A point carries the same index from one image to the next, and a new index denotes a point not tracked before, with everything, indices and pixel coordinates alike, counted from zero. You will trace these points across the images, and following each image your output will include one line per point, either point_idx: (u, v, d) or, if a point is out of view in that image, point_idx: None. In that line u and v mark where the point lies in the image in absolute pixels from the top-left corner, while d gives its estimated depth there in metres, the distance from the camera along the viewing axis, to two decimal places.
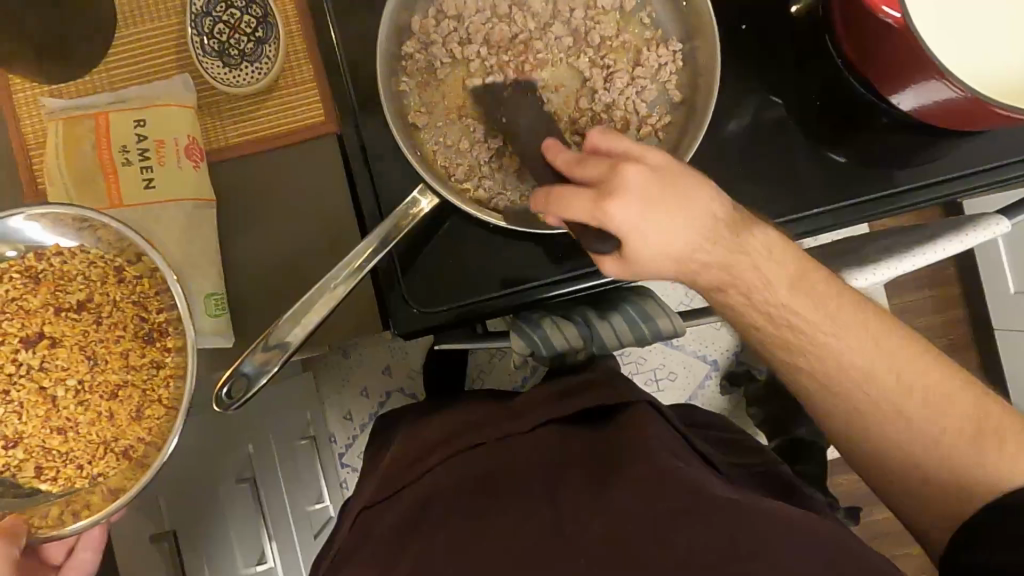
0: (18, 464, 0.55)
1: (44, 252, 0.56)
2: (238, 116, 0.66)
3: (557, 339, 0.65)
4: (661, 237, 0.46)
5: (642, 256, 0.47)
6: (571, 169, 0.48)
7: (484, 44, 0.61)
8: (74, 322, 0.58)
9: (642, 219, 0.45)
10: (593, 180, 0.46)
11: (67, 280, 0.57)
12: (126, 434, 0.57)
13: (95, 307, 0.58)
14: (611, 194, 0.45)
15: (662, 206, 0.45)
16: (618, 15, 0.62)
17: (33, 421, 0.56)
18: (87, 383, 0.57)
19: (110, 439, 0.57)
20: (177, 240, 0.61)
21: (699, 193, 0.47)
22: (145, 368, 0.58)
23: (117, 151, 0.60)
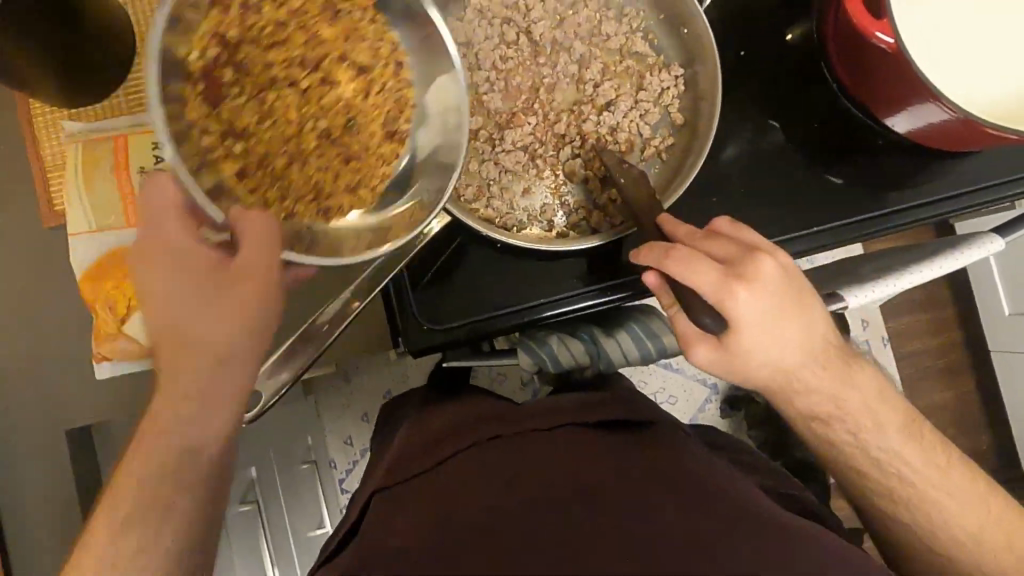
0: (240, 172, 0.50)
1: (397, 57, 0.56)
2: None
3: (565, 355, 0.66)
4: (774, 342, 0.47)
5: (744, 353, 0.47)
6: (696, 240, 0.49)
7: (492, 69, 0.63)
8: (323, 117, 0.54)
9: (765, 313, 0.46)
10: (722, 259, 0.48)
11: (368, 71, 0.55)
12: (337, 199, 0.55)
13: (345, 113, 0.56)
14: (741, 280, 0.46)
15: (783, 311, 0.47)
16: (622, 41, 0.64)
17: (277, 155, 0.52)
18: (331, 137, 0.55)
19: (323, 195, 0.54)
20: None
21: (814, 310, 0.49)
22: (374, 158, 0.57)
23: (136, 173, 0.62)
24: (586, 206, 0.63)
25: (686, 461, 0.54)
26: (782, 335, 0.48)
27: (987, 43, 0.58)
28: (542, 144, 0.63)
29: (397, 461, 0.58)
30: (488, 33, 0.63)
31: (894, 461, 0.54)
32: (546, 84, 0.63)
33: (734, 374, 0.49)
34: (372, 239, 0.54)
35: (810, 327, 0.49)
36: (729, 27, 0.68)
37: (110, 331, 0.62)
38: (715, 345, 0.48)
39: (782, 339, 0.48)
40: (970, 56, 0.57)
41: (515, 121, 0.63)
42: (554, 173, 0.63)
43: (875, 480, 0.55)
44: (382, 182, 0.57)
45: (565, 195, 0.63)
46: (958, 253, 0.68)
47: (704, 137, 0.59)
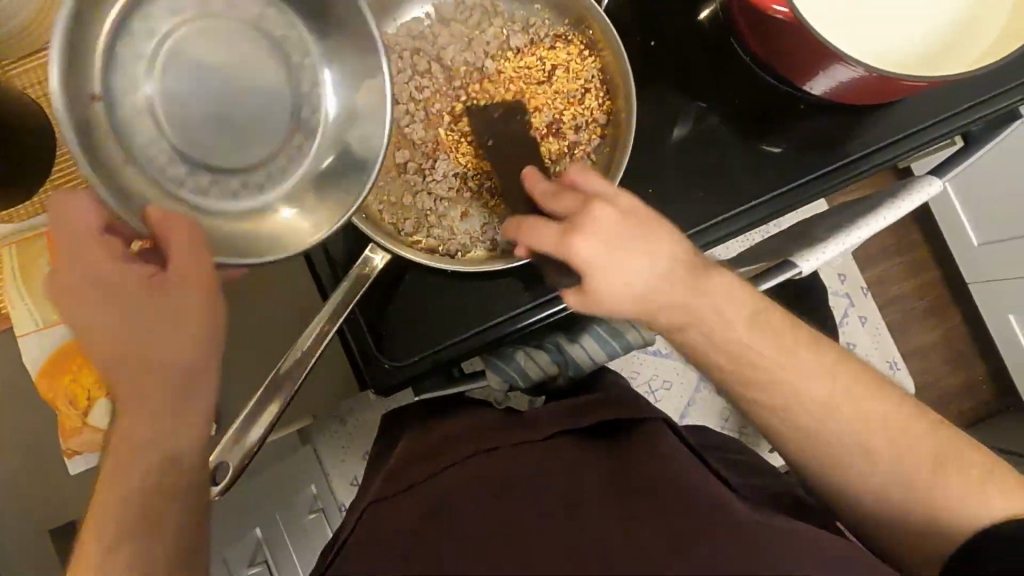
0: (417, 158, 0.63)
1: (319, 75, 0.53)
2: None
3: (532, 368, 0.66)
4: (622, 278, 0.48)
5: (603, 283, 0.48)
6: (546, 200, 0.52)
7: (410, 101, 0.64)
8: (504, 66, 0.65)
9: (603, 254, 0.47)
10: (567, 215, 0.50)
11: (499, 53, 0.65)
12: (520, 151, 0.64)
13: (506, 93, 0.65)
14: (575, 232, 0.47)
15: (618, 253, 0.47)
16: (534, 53, 0.65)
17: (486, 121, 0.64)
18: (480, 95, 0.64)
19: (510, 138, 0.64)
20: None
21: (660, 237, 0.49)
22: (545, 130, 0.64)
23: None
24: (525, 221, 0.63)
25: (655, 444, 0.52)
26: (636, 275, 0.48)
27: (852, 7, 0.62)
28: (471, 165, 0.63)
29: (397, 467, 0.55)
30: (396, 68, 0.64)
31: (853, 441, 0.55)
32: (467, 109, 0.64)
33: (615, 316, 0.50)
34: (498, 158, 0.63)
35: (665, 258, 0.49)
36: (638, 18, 0.69)
37: (76, 425, 0.64)
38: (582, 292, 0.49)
39: (628, 266, 0.48)
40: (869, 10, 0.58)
41: (445, 149, 0.64)
42: (489, 194, 0.63)
43: (838, 448, 0.55)
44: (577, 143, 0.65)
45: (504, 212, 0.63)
46: (900, 201, 0.69)
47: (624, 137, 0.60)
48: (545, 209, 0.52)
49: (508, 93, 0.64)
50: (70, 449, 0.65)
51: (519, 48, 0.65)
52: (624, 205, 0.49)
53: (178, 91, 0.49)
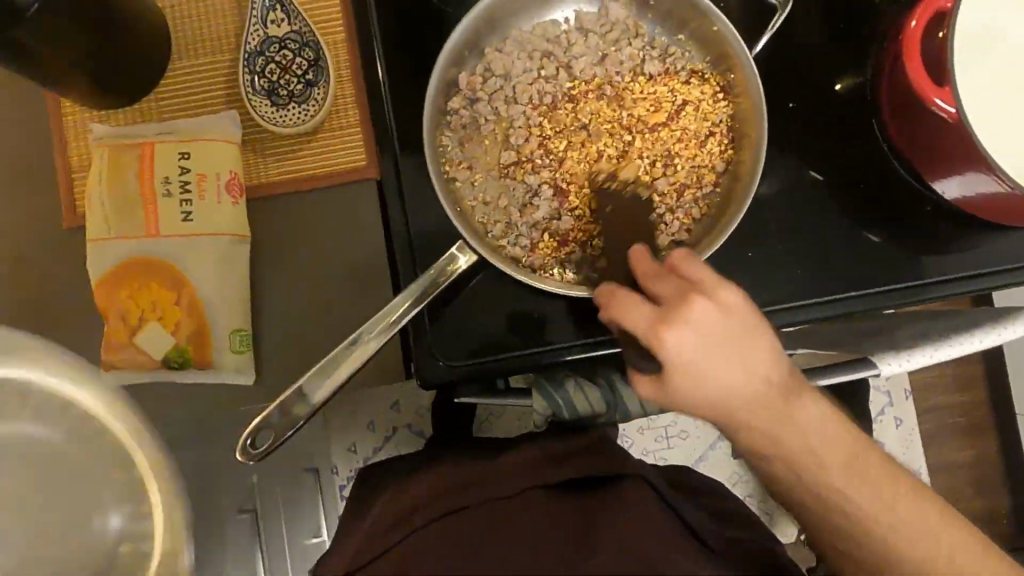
0: (518, 163, 0.61)
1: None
2: (282, 155, 0.63)
3: (581, 401, 0.63)
4: (704, 379, 0.42)
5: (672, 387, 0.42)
6: (649, 280, 0.46)
7: (529, 104, 0.62)
8: (630, 91, 0.63)
9: (699, 354, 0.41)
10: (663, 299, 0.44)
11: (630, 77, 0.63)
12: (624, 181, 0.61)
13: (624, 118, 0.62)
14: (669, 322, 0.42)
15: (712, 351, 0.42)
16: (666, 84, 0.63)
17: (598, 143, 0.61)
18: (598, 114, 0.62)
19: (618, 165, 0.62)
20: (215, 277, 0.60)
21: (761, 348, 0.43)
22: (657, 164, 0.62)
23: (161, 181, 0.61)
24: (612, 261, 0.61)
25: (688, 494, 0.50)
26: (713, 384, 0.42)
27: None
28: (574, 182, 0.61)
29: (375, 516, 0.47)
30: (519, 63, 0.62)
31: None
32: (583, 128, 0.62)
33: (681, 407, 0.44)
34: (600, 182, 0.61)
35: (749, 371, 0.43)
36: (780, 71, 0.65)
37: (121, 340, 0.59)
38: (655, 381, 0.44)
39: (728, 362, 0.42)
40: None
41: (551, 160, 0.61)
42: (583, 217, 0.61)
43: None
44: (686, 186, 0.62)
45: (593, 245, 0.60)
46: (1002, 327, 0.65)
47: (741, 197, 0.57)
48: (645, 290, 0.47)
49: (593, 148, 0.61)
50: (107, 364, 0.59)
51: (652, 75, 0.63)
52: (726, 302, 0.42)
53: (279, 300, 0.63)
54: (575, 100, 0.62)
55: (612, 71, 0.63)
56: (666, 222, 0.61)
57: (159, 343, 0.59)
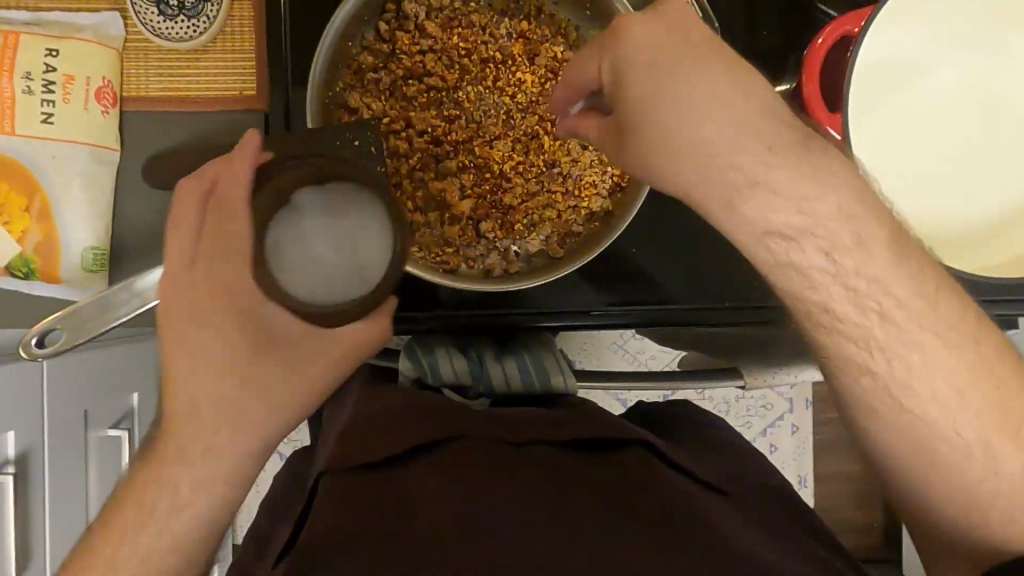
0: (412, 120, 0.58)
1: None
2: (166, 68, 0.59)
3: (446, 370, 0.64)
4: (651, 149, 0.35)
5: (324, 265, 0.44)
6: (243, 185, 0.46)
7: (439, 59, 0.58)
8: (545, 63, 0.58)
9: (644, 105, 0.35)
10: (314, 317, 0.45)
11: (549, 45, 0.58)
12: (519, 158, 0.59)
13: (530, 91, 0.58)
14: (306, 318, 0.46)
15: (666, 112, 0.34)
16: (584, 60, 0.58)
17: (500, 114, 0.58)
18: (505, 83, 0.58)
19: (516, 141, 0.59)
20: (72, 189, 0.57)
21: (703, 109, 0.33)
22: (557, 146, 0.59)
23: (19, 79, 0.55)
24: (498, 250, 0.59)
25: (532, 469, 0.49)
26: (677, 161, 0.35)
27: (958, 150, 0.53)
28: (468, 153, 0.58)
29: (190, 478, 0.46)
30: (423, 21, 0.57)
31: None
32: (484, 105, 0.58)
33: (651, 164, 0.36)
34: (493, 157, 0.59)
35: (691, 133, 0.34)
36: None
37: None
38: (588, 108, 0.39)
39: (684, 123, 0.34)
40: (925, 174, 0.52)
41: (450, 124, 0.58)
42: (472, 192, 0.59)
43: None
44: (582, 176, 0.59)
45: (482, 232, 0.59)
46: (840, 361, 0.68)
47: (630, 206, 0.55)
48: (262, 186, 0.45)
49: (493, 118, 0.58)
50: None
51: (571, 49, 0.58)
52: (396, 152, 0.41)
53: (137, 223, 0.59)
54: (487, 63, 0.58)
55: (534, 40, 0.58)
56: (554, 212, 0.59)
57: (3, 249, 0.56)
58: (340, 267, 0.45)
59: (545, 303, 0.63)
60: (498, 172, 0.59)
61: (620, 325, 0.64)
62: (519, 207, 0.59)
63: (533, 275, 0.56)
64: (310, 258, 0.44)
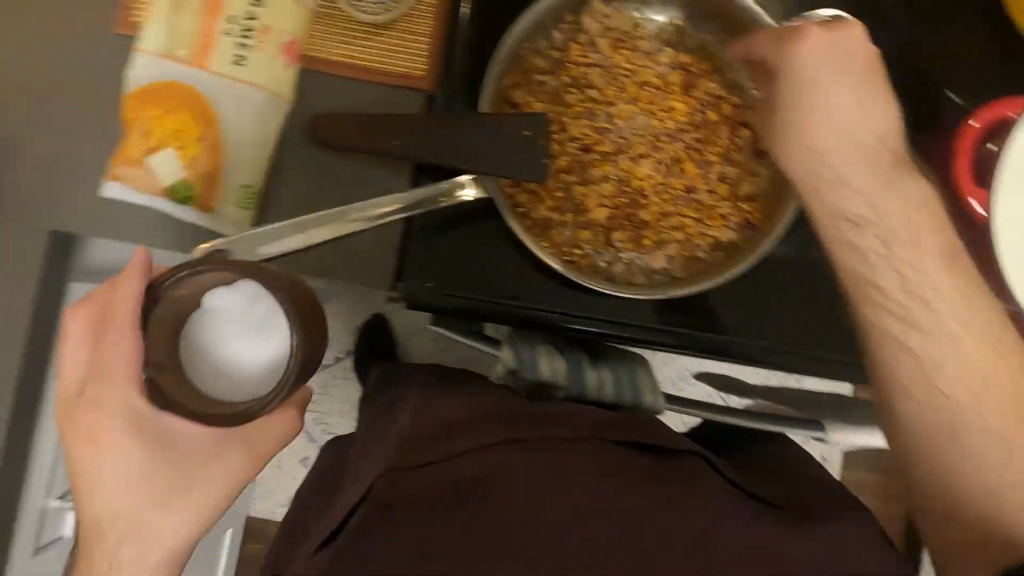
0: (566, 124, 0.61)
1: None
2: (346, 39, 0.63)
3: (545, 366, 0.65)
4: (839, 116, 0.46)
5: (237, 370, 0.47)
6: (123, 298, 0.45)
7: (602, 74, 0.62)
8: (696, 97, 0.62)
9: (842, 94, 0.46)
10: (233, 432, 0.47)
11: (704, 80, 0.62)
12: (659, 178, 0.62)
13: (679, 120, 0.62)
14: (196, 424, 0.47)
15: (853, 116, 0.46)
16: (732, 100, 0.62)
17: (648, 135, 0.62)
18: (658, 108, 0.62)
19: (660, 162, 0.62)
20: (248, 131, 0.60)
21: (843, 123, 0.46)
22: (697, 174, 0.62)
23: (223, 21, 0.59)
24: (623, 262, 0.61)
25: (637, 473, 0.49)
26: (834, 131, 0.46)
27: None
28: (613, 164, 0.61)
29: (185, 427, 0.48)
30: (594, 36, 0.61)
31: None
32: (633, 124, 0.62)
33: (833, 126, 0.46)
34: (635, 173, 0.61)
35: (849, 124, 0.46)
36: None
37: (134, 157, 0.58)
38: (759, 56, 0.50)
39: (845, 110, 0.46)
40: None
41: (599, 136, 0.62)
42: (609, 202, 0.61)
43: None
44: (714, 205, 0.62)
45: (611, 241, 0.61)
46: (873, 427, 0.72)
47: (762, 242, 0.58)
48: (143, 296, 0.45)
49: (643, 137, 0.62)
50: (115, 172, 0.59)
51: (723, 87, 0.62)
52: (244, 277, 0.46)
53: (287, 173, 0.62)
54: (645, 85, 0.62)
55: (692, 73, 0.62)
56: (682, 235, 0.61)
57: (171, 171, 0.59)
58: (261, 369, 0.47)
59: (653, 320, 0.66)
60: (637, 189, 0.61)
61: (709, 354, 0.67)
62: (650, 225, 0.61)
63: (656, 289, 0.59)
64: (220, 370, 0.47)
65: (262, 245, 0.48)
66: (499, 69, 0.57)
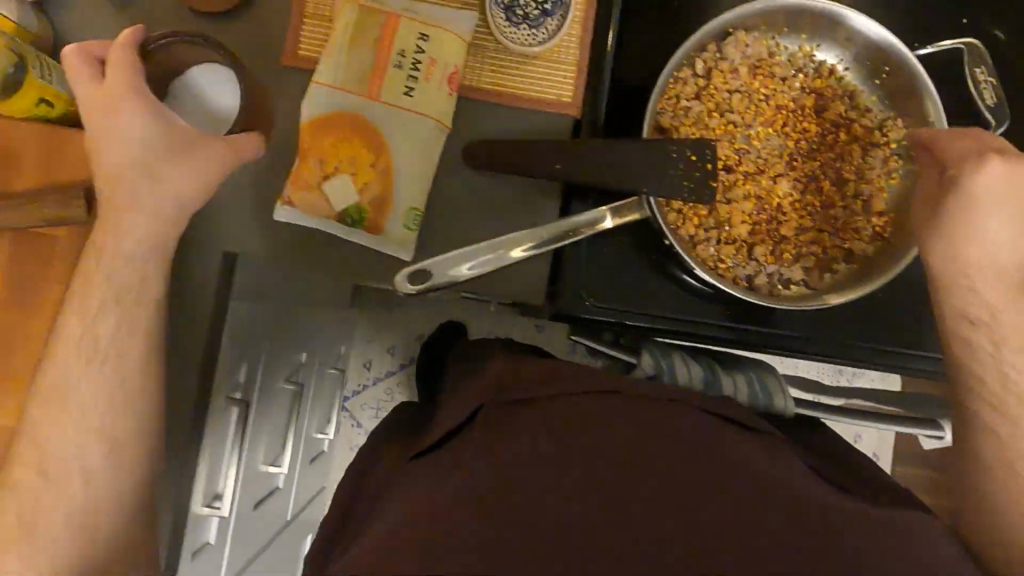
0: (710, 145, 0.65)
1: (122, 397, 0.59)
2: (499, 67, 0.66)
3: (683, 372, 0.69)
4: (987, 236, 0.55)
5: (217, 109, 0.56)
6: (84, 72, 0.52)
7: (742, 98, 0.66)
8: (828, 119, 0.67)
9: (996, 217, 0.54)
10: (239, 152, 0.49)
11: (835, 103, 0.67)
12: (795, 195, 0.66)
13: (813, 140, 0.66)
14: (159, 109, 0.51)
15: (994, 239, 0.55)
16: (862, 122, 0.67)
17: (785, 155, 0.66)
18: (793, 129, 0.66)
19: (796, 180, 0.66)
20: (416, 158, 0.64)
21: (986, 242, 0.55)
22: (831, 191, 0.66)
23: (395, 55, 0.63)
24: (765, 273, 0.65)
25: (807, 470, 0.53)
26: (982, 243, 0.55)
27: None
28: (753, 182, 0.66)
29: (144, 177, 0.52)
30: (736, 64, 0.66)
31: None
32: (770, 145, 0.66)
33: (979, 239, 0.55)
34: (773, 190, 0.66)
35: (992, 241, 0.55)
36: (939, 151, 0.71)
37: (311, 184, 0.62)
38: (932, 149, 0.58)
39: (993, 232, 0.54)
40: None
41: (739, 156, 0.66)
42: (750, 218, 0.66)
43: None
44: (848, 220, 0.66)
45: (753, 255, 0.66)
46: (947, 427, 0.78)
47: (900, 255, 0.62)
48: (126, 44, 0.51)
49: (780, 157, 0.66)
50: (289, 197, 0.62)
51: (853, 109, 0.67)
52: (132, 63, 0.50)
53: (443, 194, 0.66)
54: (782, 108, 0.66)
55: (823, 96, 0.67)
56: (817, 248, 0.66)
57: (345, 197, 0.63)
58: (227, 111, 0.57)
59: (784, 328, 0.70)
60: (776, 205, 0.66)
61: (826, 357, 0.71)
62: (788, 239, 0.66)
63: (800, 299, 0.63)
64: (209, 114, 0.56)
65: (451, 270, 0.55)
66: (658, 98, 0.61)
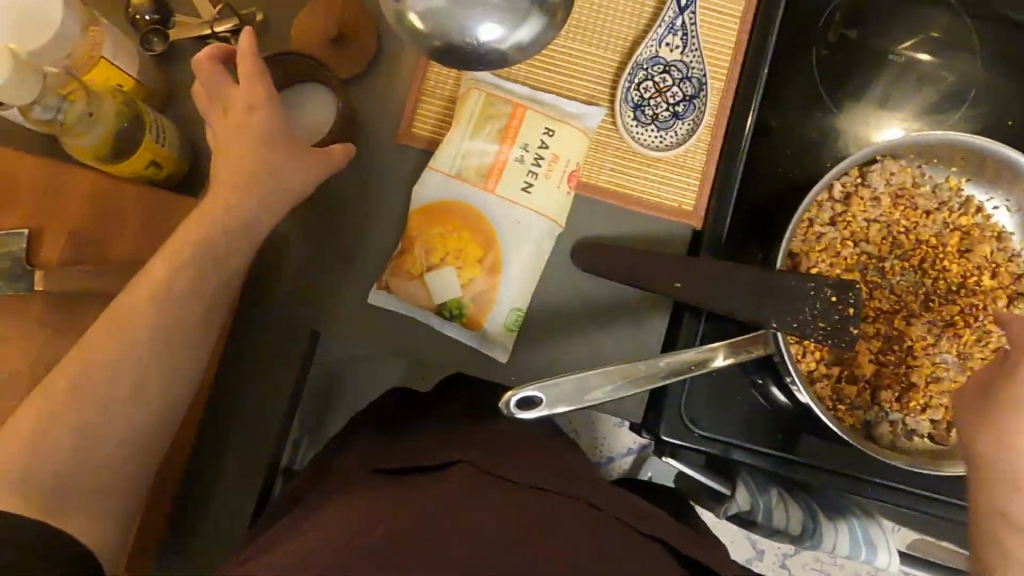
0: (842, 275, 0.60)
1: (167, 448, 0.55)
2: (621, 167, 0.62)
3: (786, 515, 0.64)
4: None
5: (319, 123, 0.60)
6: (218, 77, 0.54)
7: (880, 228, 0.61)
8: (973, 261, 0.61)
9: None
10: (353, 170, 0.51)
11: (982, 246, 0.61)
12: (931, 339, 0.60)
13: (954, 283, 0.61)
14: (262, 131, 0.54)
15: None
16: (1006, 271, 0.62)
17: (921, 295, 0.61)
18: (933, 268, 0.61)
19: (932, 324, 0.60)
20: (525, 257, 0.60)
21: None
22: (970, 341, 0.60)
23: (518, 148, 0.61)
24: (886, 421, 0.60)
25: None
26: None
27: None
28: (885, 321, 0.60)
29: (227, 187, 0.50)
30: (878, 192, 0.61)
31: None
32: (906, 281, 0.61)
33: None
34: (906, 331, 0.60)
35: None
36: None
37: (412, 271, 0.59)
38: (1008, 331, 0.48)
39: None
40: None
41: (872, 290, 0.61)
42: (876, 359, 0.60)
43: None
44: None
45: (876, 399, 0.60)
46: None
47: None
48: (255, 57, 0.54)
49: (916, 296, 0.61)
50: (389, 282, 0.59)
51: (999, 254, 0.62)
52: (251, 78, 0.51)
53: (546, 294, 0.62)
54: (922, 243, 0.61)
55: (966, 236, 0.62)
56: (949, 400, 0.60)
57: (446, 289, 0.59)
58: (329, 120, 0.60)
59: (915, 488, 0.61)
60: (908, 347, 0.60)
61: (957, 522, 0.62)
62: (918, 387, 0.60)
63: (928, 458, 0.57)
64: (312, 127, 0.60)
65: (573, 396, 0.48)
66: (795, 228, 0.57)
